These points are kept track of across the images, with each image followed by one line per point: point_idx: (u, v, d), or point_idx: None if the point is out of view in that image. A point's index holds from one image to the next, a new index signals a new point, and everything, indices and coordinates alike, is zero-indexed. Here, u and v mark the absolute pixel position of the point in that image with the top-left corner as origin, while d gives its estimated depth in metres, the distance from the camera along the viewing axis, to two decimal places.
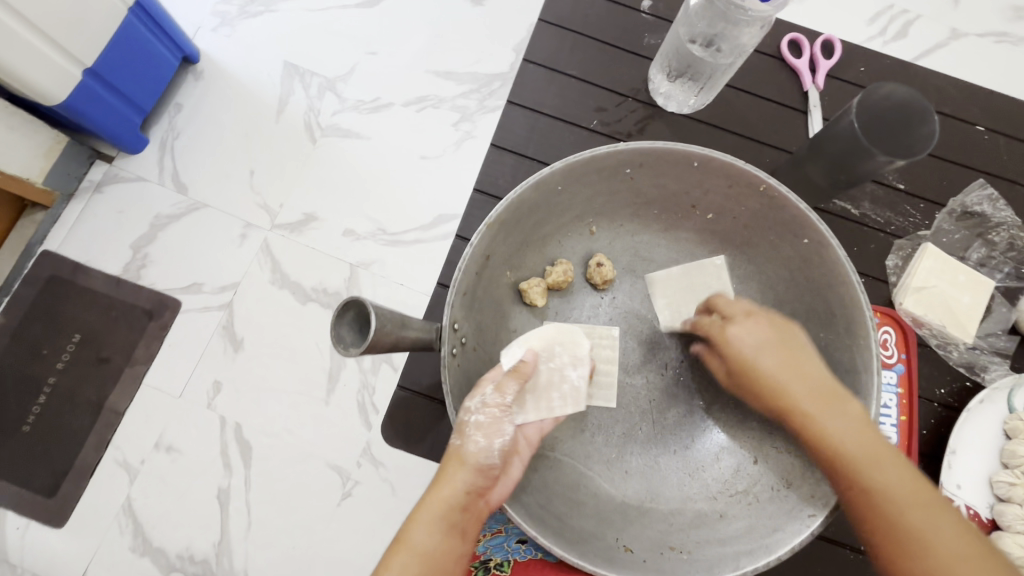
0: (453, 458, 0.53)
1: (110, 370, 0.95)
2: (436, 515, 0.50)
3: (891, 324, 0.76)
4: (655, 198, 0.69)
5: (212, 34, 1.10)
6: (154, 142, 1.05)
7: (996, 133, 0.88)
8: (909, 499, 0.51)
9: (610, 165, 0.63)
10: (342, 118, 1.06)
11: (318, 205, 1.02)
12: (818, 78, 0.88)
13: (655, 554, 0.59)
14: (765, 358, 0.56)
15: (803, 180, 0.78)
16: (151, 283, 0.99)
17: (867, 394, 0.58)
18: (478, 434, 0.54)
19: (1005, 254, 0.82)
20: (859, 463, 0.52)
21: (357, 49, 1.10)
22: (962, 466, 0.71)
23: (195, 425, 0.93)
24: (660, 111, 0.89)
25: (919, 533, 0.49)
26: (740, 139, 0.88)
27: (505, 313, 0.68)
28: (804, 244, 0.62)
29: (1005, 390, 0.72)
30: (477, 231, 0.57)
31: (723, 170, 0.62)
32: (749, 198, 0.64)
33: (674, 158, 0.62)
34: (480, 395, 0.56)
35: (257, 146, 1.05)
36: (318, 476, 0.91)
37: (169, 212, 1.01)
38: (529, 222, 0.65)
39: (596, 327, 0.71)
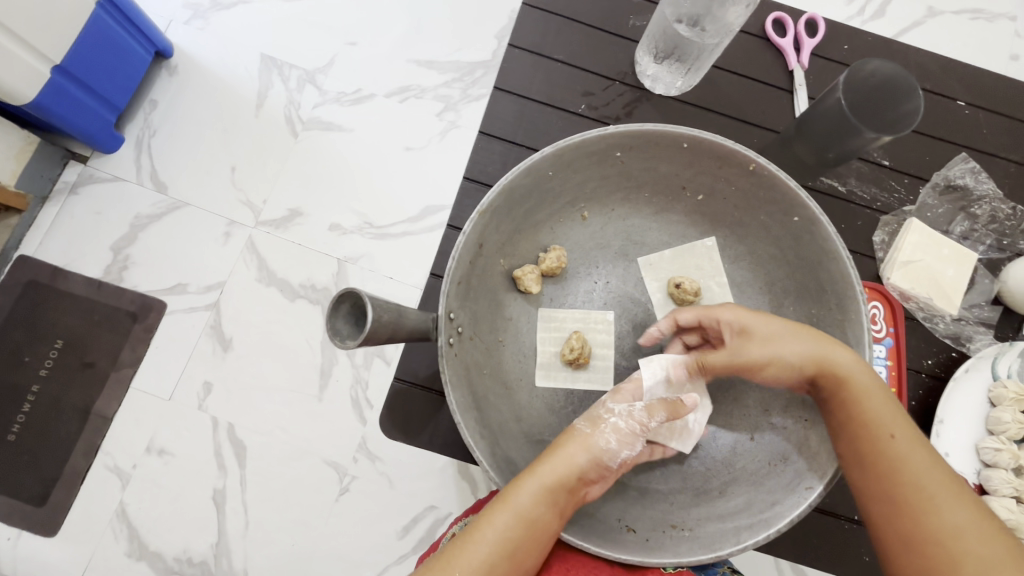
0: (581, 442, 0.55)
1: (95, 375, 0.93)
2: (550, 479, 0.52)
3: (878, 298, 0.78)
4: (646, 180, 0.69)
5: (184, 27, 1.07)
6: (129, 141, 1.02)
7: (977, 106, 0.89)
8: (925, 466, 0.51)
9: (601, 148, 0.63)
10: (324, 111, 1.05)
11: (302, 200, 1.01)
12: (803, 56, 0.89)
13: (657, 532, 0.60)
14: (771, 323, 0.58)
15: (791, 159, 0.80)
16: (134, 285, 0.97)
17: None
18: (614, 435, 0.56)
19: (986, 227, 0.84)
20: (877, 416, 0.53)
21: (335, 40, 1.07)
22: (950, 435, 0.73)
23: (188, 427, 0.92)
24: (648, 94, 0.89)
25: (927, 493, 0.49)
26: (727, 119, 0.88)
27: (500, 301, 0.68)
28: (795, 222, 0.63)
29: (989, 358, 0.74)
30: (470, 218, 0.57)
31: (712, 150, 0.62)
32: (739, 178, 0.64)
33: (664, 140, 0.63)
34: (628, 406, 0.59)
35: (238, 142, 1.03)
36: (314, 472, 0.91)
37: (149, 212, 0.99)
38: (521, 210, 0.65)
39: (590, 313, 0.72)
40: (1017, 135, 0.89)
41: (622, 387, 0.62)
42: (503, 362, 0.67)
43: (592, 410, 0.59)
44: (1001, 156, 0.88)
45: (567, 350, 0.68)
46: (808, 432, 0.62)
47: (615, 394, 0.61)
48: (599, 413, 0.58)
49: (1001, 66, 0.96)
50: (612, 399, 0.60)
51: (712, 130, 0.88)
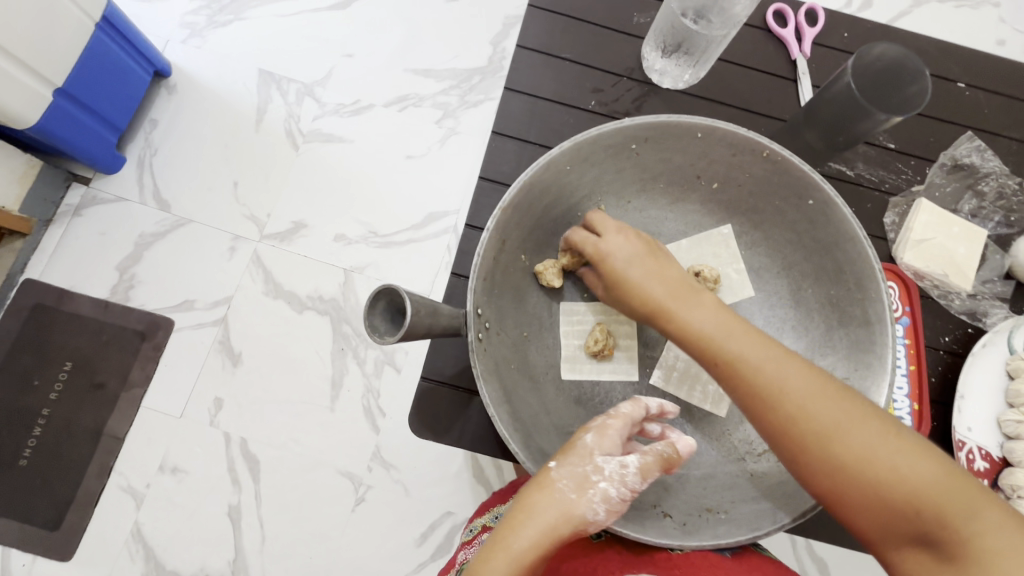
0: (563, 512, 0.49)
1: (105, 396, 0.93)
2: (525, 554, 0.46)
3: (894, 279, 0.79)
4: (661, 171, 0.69)
5: (182, 46, 1.07)
6: (131, 161, 1.02)
7: (978, 87, 0.91)
8: (793, 378, 0.47)
9: (617, 141, 0.64)
10: (324, 123, 1.05)
11: (306, 212, 1.01)
12: (804, 45, 0.90)
13: (693, 516, 0.60)
14: (628, 267, 0.55)
15: (801, 146, 0.80)
16: (141, 304, 0.96)
17: (883, 345, 0.60)
18: (601, 505, 0.50)
19: (992, 203, 0.86)
20: (732, 355, 0.49)
21: (332, 52, 1.09)
22: (971, 410, 0.74)
23: (200, 444, 0.92)
24: (656, 88, 0.90)
25: (802, 412, 0.46)
26: (732, 110, 0.89)
27: (524, 297, 0.68)
28: (810, 205, 0.63)
29: (1005, 332, 0.75)
30: (493, 214, 0.58)
31: (726, 138, 0.63)
32: (753, 165, 0.65)
33: (678, 130, 0.64)
34: (622, 466, 0.52)
35: (240, 156, 1.03)
36: (330, 483, 0.91)
37: (153, 231, 0.99)
38: (542, 205, 0.65)
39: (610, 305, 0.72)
40: (1017, 113, 0.90)
41: (604, 427, 0.54)
42: (530, 356, 0.67)
43: (580, 462, 0.52)
44: (1004, 134, 0.89)
45: (591, 342, 0.68)
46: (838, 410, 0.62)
47: (599, 440, 0.53)
48: (582, 473, 0.51)
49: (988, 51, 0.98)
50: (594, 447, 0.53)
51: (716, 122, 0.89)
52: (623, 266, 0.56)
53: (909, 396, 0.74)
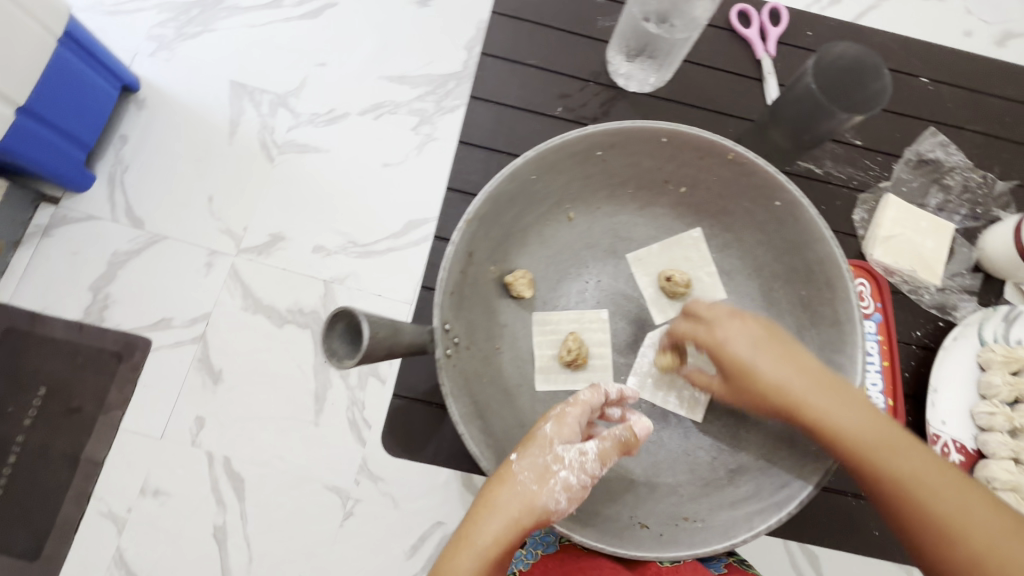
0: (524, 503, 0.50)
1: (82, 420, 0.91)
2: (489, 547, 0.48)
3: (864, 275, 0.78)
4: (629, 176, 0.69)
5: (150, 59, 1.05)
6: (101, 178, 1.00)
7: (938, 79, 0.92)
8: (932, 475, 0.51)
9: (581, 148, 0.63)
10: (299, 133, 1.04)
11: (283, 224, 1.00)
12: (768, 45, 0.91)
13: (671, 526, 0.61)
14: (754, 358, 0.56)
15: (769, 147, 0.81)
16: (116, 324, 0.94)
17: (853, 343, 0.60)
18: (563, 493, 0.51)
19: (960, 197, 0.87)
20: (871, 448, 0.52)
21: (305, 62, 1.07)
22: (945, 404, 0.74)
23: (182, 465, 0.90)
24: (623, 92, 0.90)
25: (938, 504, 0.50)
26: (702, 112, 0.90)
27: (496, 307, 0.68)
28: (777, 207, 0.64)
29: (976, 324, 0.76)
30: (458, 227, 0.58)
31: (691, 142, 0.63)
32: (718, 168, 0.65)
33: (642, 136, 0.63)
34: (581, 453, 0.53)
35: (214, 169, 1.02)
36: (316, 498, 0.89)
37: (127, 249, 0.97)
38: (508, 216, 0.65)
39: (583, 313, 0.72)
40: (977, 106, 0.92)
41: (563, 416, 0.55)
42: (503, 368, 0.67)
43: (540, 453, 0.53)
44: (965, 126, 0.91)
45: (565, 351, 0.68)
46: None
47: (558, 429, 0.54)
48: (542, 464, 0.52)
49: (954, 42, 0.99)
50: (553, 437, 0.54)
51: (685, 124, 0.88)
52: (748, 356, 0.56)
53: (884, 392, 0.74)
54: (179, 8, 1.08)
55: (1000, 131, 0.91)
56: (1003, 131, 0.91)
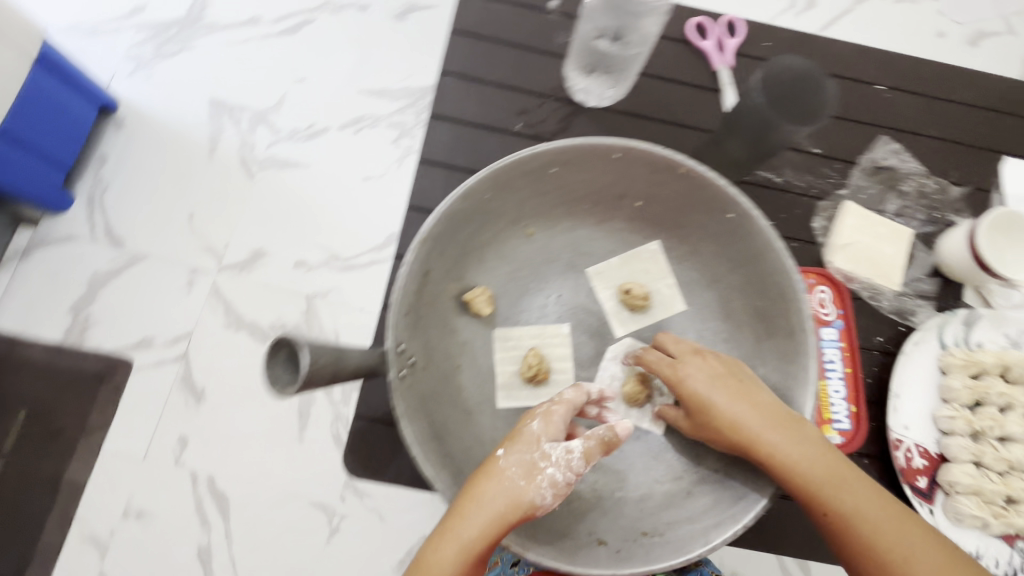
0: (509, 500, 0.50)
1: (65, 443, 0.90)
2: (473, 540, 0.48)
3: (825, 283, 0.77)
4: (585, 192, 0.69)
5: (129, 79, 1.05)
6: (80, 199, 0.99)
7: (894, 85, 0.92)
8: (878, 515, 0.53)
9: (535, 166, 0.64)
10: (279, 149, 1.04)
11: (265, 240, 1.00)
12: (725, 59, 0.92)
13: (629, 541, 0.61)
14: (711, 394, 0.60)
15: (724, 158, 0.82)
16: (97, 345, 0.94)
17: (806, 355, 0.60)
18: (548, 490, 0.51)
19: (915, 200, 0.87)
20: (820, 485, 0.54)
21: (285, 78, 1.08)
22: (908, 408, 0.74)
23: (165, 485, 0.89)
24: (581, 107, 0.91)
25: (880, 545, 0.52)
26: (658, 124, 0.90)
27: (453, 326, 0.68)
28: (730, 219, 0.64)
29: (937, 328, 0.76)
30: (411, 247, 0.58)
31: (643, 157, 0.63)
32: (670, 182, 0.66)
33: (594, 152, 0.64)
34: (567, 450, 0.53)
35: (195, 187, 1.01)
36: (302, 515, 0.89)
37: (107, 269, 0.97)
38: (464, 235, 0.65)
39: (544, 328, 0.72)
40: (932, 112, 0.92)
41: (550, 413, 0.56)
42: (461, 387, 0.67)
43: (528, 449, 0.52)
44: (921, 130, 0.91)
45: (527, 368, 0.68)
46: None
47: (544, 426, 0.54)
48: (529, 459, 0.52)
49: None
50: (540, 434, 0.54)
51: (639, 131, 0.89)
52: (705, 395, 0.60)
53: (847, 399, 0.73)
54: (158, 27, 1.08)
55: (955, 135, 0.91)
56: (959, 135, 0.90)
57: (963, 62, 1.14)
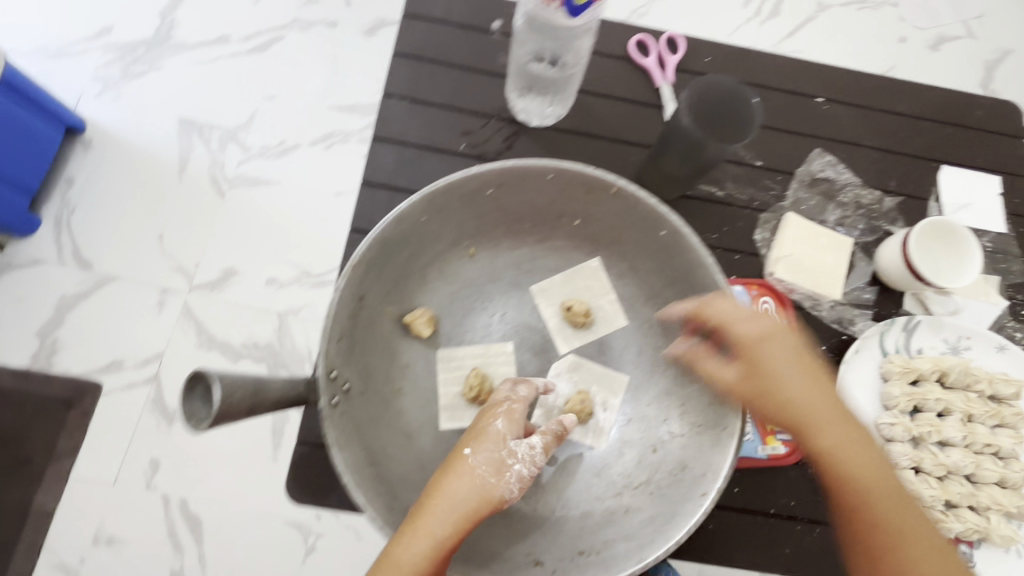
0: (480, 496, 0.47)
1: (34, 470, 0.89)
2: (444, 538, 0.45)
3: (767, 293, 0.69)
4: (525, 214, 0.63)
5: (96, 100, 1.05)
6: (47, 222, 0.98)
7: (832, 95, 0.78)
8: (924, 539, 0.47)
9: (469, 187, 0.58)
10: (250, 167, 1.04)
11: (235, 259, 0.99)
12: (667, 74, 0.77)
13: (565, 561, 0.54)
14: (782, 368, 0.51)
15: (661, 176, 0.70)
16: (65, 370, 0.92)
17: (746, 369, 0.55)
18: (515, 484, 0.49)
19: (855, 214, 0.75)
20: (866, 491, 0.49)
21: (255, 96, 1.08)
22: (849, 417, 0.65)
23: (136, 510, 0.88)
24: (523, 126, 0.75)
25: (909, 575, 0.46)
26: (602, 142, 0.75)
27: (394, 348, 0.62)
28: (663, 237, 0.58)
29: (876, 335, 0.67)
30: (341, 272, 0.51)
31: (576, 178, 0.57)
32: (600, 200, 0.59)
33: (529, 173, 0.57)
34: (530, 445, 0.52)
35: (164, 208, 1.01)
36: (277, 535, 0.88)
37: (74, 292, 0.96)
38: (400, 258, 0.59)
39: (488, 346, 0.65)
40: (873, 123, 0.78)
41: (514, 411, 0.54)
42: (403, 411, 0.61)
43: (495, 445, 0.50)
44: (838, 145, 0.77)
45: (468, 390, 0.62)
46: (701, 433, 0.58)
47: (508, 423, 0.52)
48: (499, 456, 0.50)
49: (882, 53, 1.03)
50: (506, 433, 0.52)
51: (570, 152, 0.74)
52: (770, 373, 0.51)
53: None
54: (125, 48, 1.08)
55: (902, 147, 0.77)
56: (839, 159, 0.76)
57: (924, 66, 1.16)
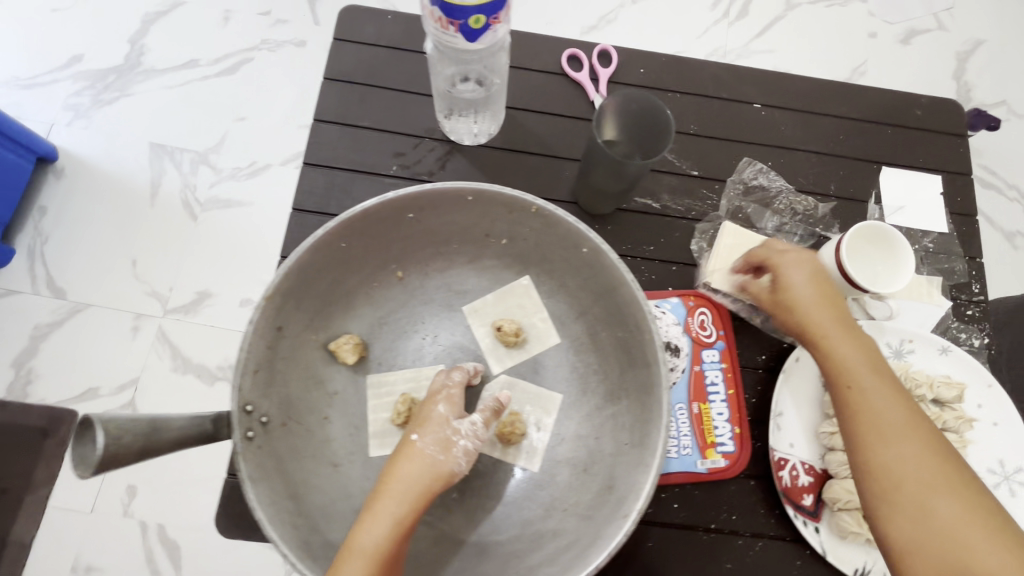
0: (431, 476, 0.36)
1: (10, 501, 0.88)
2: (405, 516, 0.34)
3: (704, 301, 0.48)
4: (450, 233, 0.42)
5: (67, 128, 1.06)
6: (21, 252, 0.99)
7: (768, 97, 0.56)
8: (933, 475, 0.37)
9: (381, 206, 0.37)
10: (221, 189, 1.05)
11: (209, 281, 1.00)
12: (602, 86, 0.54)
13: None
14: (801, 282, 0.43)
15: (593, 190, 0.48)
16: (40, 399, 0.92)
17: (659, 395, 0.35)
18: (465, 458, 0.37)
19: (797, 224, 0.53)
20: (888, 452, 0.38)
21: (226, 118, 1.08)
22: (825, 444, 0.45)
23: (114, 537, 0.88)
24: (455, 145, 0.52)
25: (924, 538, 0.36)
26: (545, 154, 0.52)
27: (320, 377, 0.41)
28: (586, 256, 0.39)
29: None
30: (252, 309, 0.34)
31: (499, 202, 0.39)
32: (523, 227, 0.41)
33: (458, 197, 0.39)
34: (475, 420, 0.39)
35: (135, 233, 1.01)
36: (255, 558, 0.87)
37: (49, 320, 0.96)
38: (319, 284, 0.39)
39: (420, 368, 0.43)
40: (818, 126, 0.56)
41: (453, 391, 0.40)
42: None
43: (438, 417, 0.38)
44: (802, 147, 0.55)
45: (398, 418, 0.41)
46: (621, 461, 0.38)
47: (449, 400, 0.39)
48: (444, 430, 0.38)
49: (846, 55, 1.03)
50: (449, 410, 0.39)
51: (504, 171, 0.51)
52: (804, 295, 0.43)
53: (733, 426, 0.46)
54: (95, 76, 1.09)
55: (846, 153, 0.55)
56: (842, 151, 0.55)
57: (895, 61, 1.13)
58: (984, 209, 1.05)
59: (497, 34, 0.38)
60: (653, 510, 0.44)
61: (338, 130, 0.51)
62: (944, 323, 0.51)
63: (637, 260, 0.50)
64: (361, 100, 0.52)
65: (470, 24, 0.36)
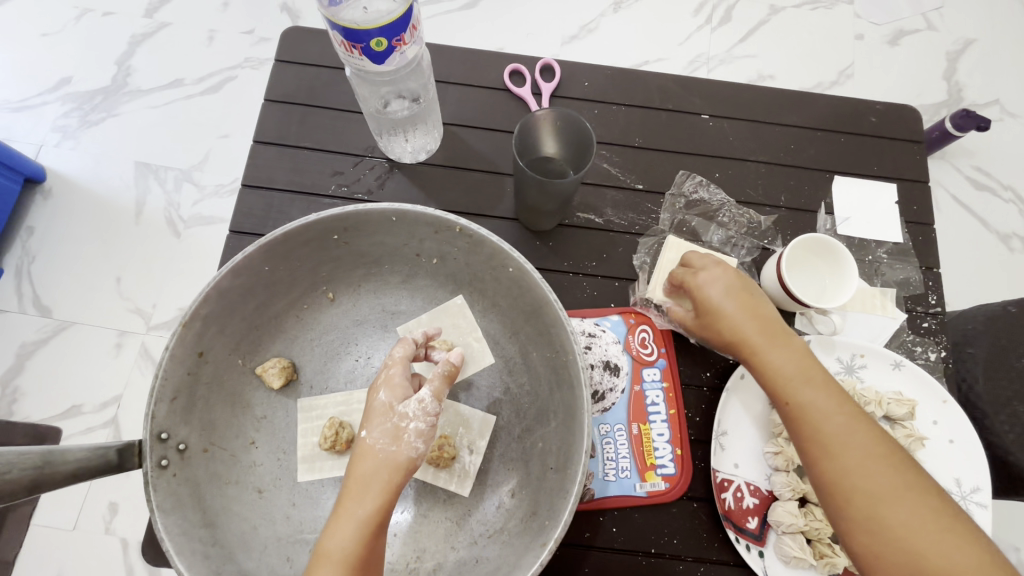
0: (390, 471, 0.35)
1: None
2: (372, 515, 0.34)
3: (645, 320, 0.48)
4: (379, 255, 0.43)
5: (56, 149, 1.08)
6: (10, 272, 1.00)
7: (717, 108, 0.56)
8: (881, 484, 0.36)
9: (303, 233, 0.38)
10: (204, 206, 1.06)
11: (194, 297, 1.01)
12: (544, 101, 0.54)
13: None
14: (724, 301, 0.42)
15: (528, 209, 0.48)
16: (26, 417, 0.93)
17: (581, 414, 0.35)
18: (418, 440, 0.36)
19: (740, 236, 0.52)
20: (836, 467, 0.37)
21: (208, 135, 1.10)
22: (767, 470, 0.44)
23: (95, 556, 0.87)
24: (396, 164, 0.52)
25: (889, 549, 0.35)
26: (486, 171, 0.52)
27: (244, 401, 0.42)
28: (511, 273, 0.39)
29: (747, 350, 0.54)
30: (168, 334, 0.35)
31: (424, 223, 0.39)
32: (451, 248, 0.41)
33: (382, 220, 0.39)
34: (420, 399, 0.37)
35: (119, 250, 1.02)
36: None
37: (35, 339, 0.97)
38: (244, 310, 0.40)
39: (351, 391, 0.45)
40: (764, 136, 0.55)
41: (393, 374, 0.39)
42: None
43: (386, 412, 0.37)
44: (751, 157, 0.54)
45: (329, 442, 0.42)
46: (549, 477, 0.37)
47: (390, 385, 0.38)
48: (391, 420, 0.37)
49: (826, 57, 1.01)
50: (391, 396, 0.38)
51: (444, 190, 0.51)
52: (728, 310, 0.42)
53: (671, 444, 0.45)
54: (83, 98, 1.11)
55: (795, 162, 0.54)
56: (791, 161, 0.54)
57: (881, 63, 1.11)
58: (974, 211, 1.02)
59: (403, 56, 0.39)
60: (591, 534, 0.44)
61: (279, 152, 0.51)
62: (898, 336, 0.50)
63: (579, 276, 0.50)
64: (302, 121, 0.53)
65: (373, 48, 0.36)
